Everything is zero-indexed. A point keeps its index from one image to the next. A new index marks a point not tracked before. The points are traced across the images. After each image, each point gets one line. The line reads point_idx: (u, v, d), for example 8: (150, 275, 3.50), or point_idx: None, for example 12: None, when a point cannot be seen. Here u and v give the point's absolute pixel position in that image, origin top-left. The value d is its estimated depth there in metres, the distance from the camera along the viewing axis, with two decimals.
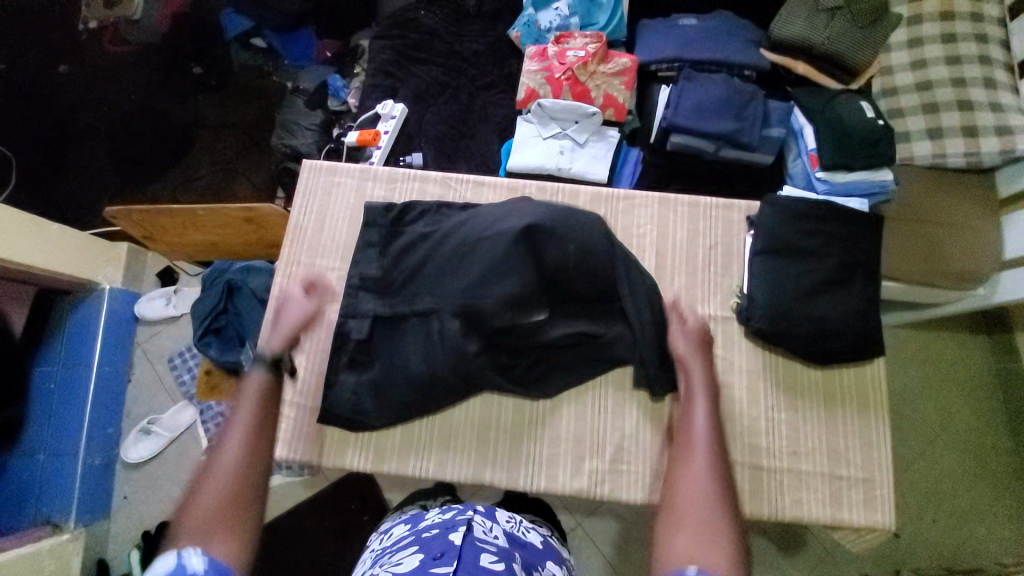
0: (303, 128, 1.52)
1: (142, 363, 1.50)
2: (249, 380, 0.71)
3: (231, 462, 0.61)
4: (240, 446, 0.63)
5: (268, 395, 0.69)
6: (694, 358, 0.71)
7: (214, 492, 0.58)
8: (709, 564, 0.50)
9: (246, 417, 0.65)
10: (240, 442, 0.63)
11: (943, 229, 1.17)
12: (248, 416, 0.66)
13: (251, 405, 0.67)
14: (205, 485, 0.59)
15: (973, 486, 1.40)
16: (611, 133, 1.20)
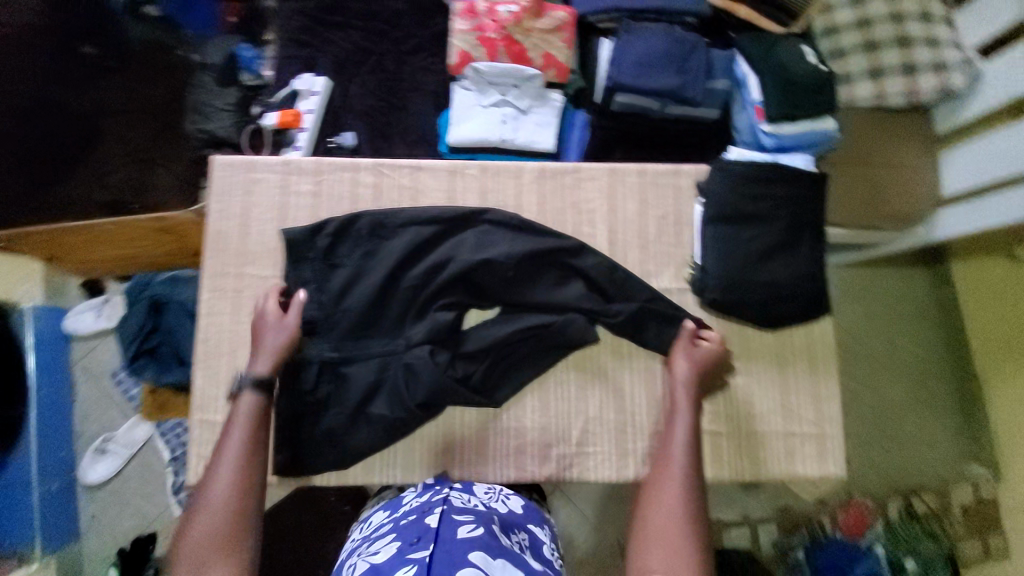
0: (218, 109, 1.38)
1: (85, 381, 1.38)
2: (238, 406, 0.72)
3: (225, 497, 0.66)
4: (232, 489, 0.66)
5: (258, 417, 0.72)
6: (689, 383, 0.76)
7: (215, 519, 0.64)
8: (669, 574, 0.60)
9: (238, 448, 0.69)
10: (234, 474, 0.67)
11: (886, 172, 1.19)
12: (240, 447, 0.69)
13: (241, 431, 0.70)
14: (204, 515, 0.64)
15: (913, 407, 1.51)
16: (554, 97, 1.13)
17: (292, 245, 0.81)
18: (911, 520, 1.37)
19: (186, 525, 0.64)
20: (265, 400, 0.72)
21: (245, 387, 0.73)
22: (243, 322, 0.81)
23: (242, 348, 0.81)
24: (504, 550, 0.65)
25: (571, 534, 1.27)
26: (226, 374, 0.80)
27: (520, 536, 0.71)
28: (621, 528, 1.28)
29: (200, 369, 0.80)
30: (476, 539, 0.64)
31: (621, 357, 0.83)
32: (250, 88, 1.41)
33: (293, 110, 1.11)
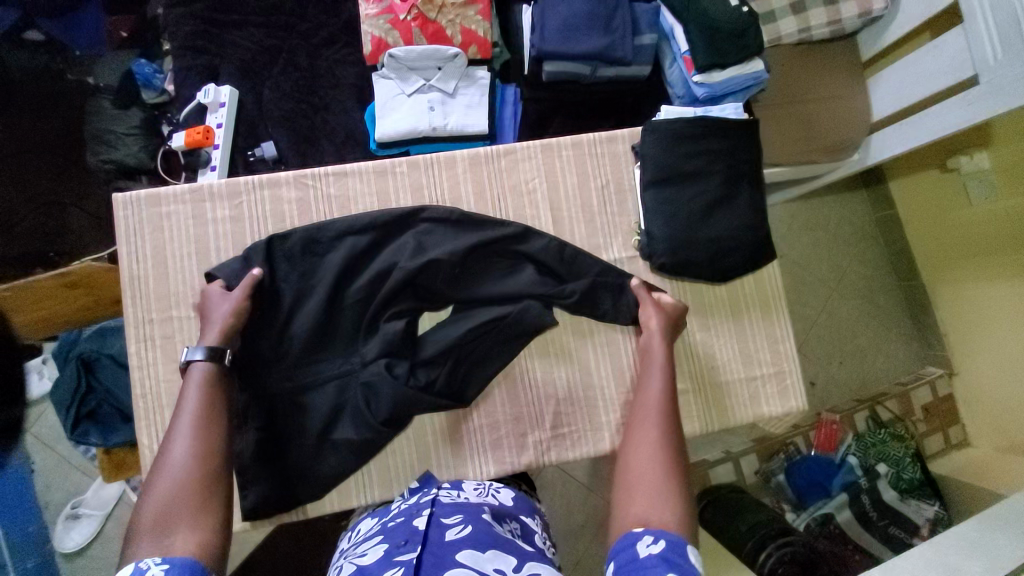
0: (122, 136, 1.25)
1: (40, 448, 1.30)
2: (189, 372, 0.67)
3: (187, 454, 0.60)
4: (194, 446, 0.61)
5: (214, 385, 0.67)
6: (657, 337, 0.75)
7: (179, 477, 0.59)
8: (652, 518, 0.57)
9: (194, 408, 0.64)
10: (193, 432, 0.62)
11: (817, 105, 1.20)
12: (196, 406, 0.64)
13: (196, 392, 0.65)
14: (166, 477, 0.59)
15: (869, 325, 1.59)
16: (480, 75, 1.08)
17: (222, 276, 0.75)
18: (878, 428, 1.45)
19: (142, 498, 0.57)
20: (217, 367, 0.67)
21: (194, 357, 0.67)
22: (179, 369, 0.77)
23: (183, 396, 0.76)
24: (495, 538, 0.64)
25: (566, 502, 1.30)
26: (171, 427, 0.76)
27: (512, 525, 0.71)
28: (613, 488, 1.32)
29: (143, 426, 0.76)
30: (467, 534, 0.63)
31: (580, 334, 0.83)
32: (153, 106, 1.30)
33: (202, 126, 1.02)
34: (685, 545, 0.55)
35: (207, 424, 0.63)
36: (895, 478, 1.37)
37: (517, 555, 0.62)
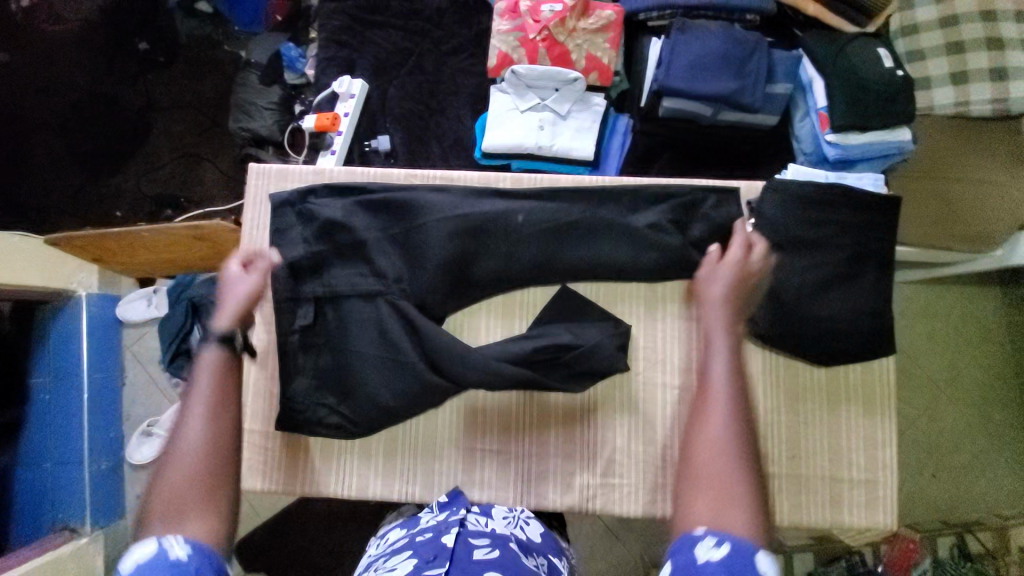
0: (260, 108, 1.38)
1: (134, 365, 1.51)
2: (201, 360, 0.64)
3: (198, 444, 0.59)
4: (199, 459, 0.58)
5: (228, 370, 0.64)
6: (725, 293, 0.65)
7: (186, 476, 0.57)
8: (722, 525, 0.50)
9: (203, 391, 0.62)
10: (207, 416, 0.60)
11: (965, 186, 1.07)
12: (206, 391, 0.62)
13: (207, 378, 0.63)
14: (172, 474, 0.57)
15: (975, 441, 1.39)
16: (596, 101, 1.07)
17: (322, 254, 0.79)
18: (962, 559, 1.25)
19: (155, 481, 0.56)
20: (226, 350, 0.65)
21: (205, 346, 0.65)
22: (267, 335, 0.82)
23: (270, 358, 0.81)
24: (521, 568, 0.66)
25: (590, 549, 1.25)
26: (254, 383, 0.81)
27: (539, 561, 0.71)
28: (643, 546, 1.25)
29: None
30: (495, 561, 0.65)
31: (656, 389, 0.79)
32: (293, 87, 1.40)
33: (331, 113, 1.10)
34: (750, 550, 0.49)
35: (215, 414, 0.61)
36: None
37: None
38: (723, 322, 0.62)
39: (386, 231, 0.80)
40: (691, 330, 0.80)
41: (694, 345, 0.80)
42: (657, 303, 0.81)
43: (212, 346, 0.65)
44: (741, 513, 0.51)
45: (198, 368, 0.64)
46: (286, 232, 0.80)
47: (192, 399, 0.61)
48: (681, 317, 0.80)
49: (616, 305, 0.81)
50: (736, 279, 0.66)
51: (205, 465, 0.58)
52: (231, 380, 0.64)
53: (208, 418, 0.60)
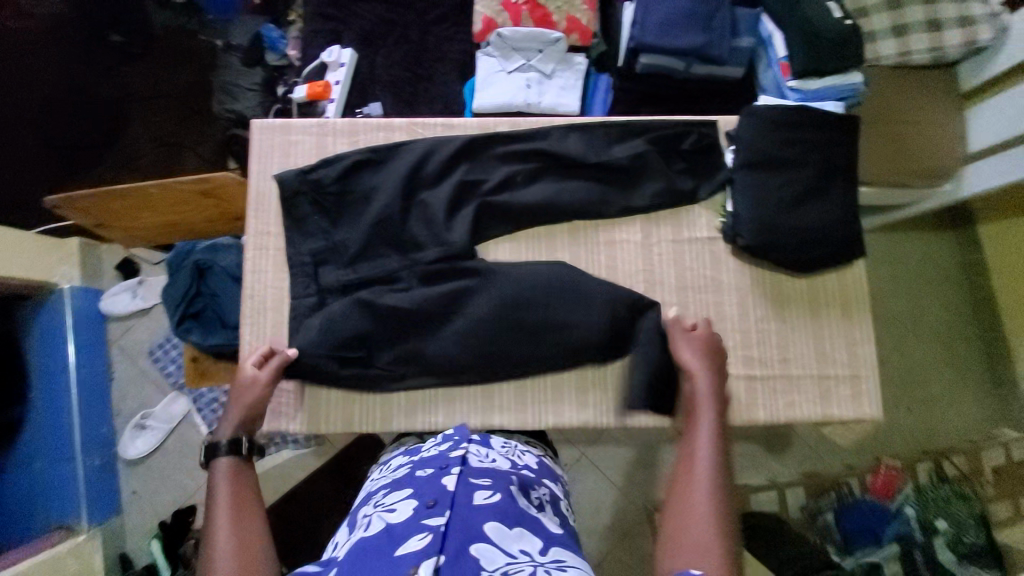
0: (244, 90, 1.39)
1: (122, 358, 1.44)
2: (214, 469, 0.68)
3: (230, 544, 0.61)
4: (236, 539, 0.62)
5: (241, 477, 0.68)
6: (700, 361, 0.73)
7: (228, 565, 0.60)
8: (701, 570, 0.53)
9: (226, 504, 0.65)
10: (234, 523, 0.63)
11: (912, 127, 1.17)
12: (227, 501, 0.65)
13: (227, 488, 0.67)
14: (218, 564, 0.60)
15: (942, 373, 1.48)
16: (577, 60, 1.13)
17: (337, 198, 0.83)
18: (941, 483, 1.31)
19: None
20: (239, 462, 0.69)
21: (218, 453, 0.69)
22: (284, 279, 0.84)
23: (285, 303, 0.83)
24: (522, 514, 0.64)
25: (597, 499, 1.30)
26: (272, 328, 0.83)
27: (538, 494, 0.72)
28: (646, 494, 1.32)
29: (247, 322, 0.83)
30: (496, 506, 0.63)
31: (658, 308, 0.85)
32: (274, 67, 1.43)
33: (322, 81, 1.13)
34: None
35: (240, 518, 0.64)
36: (954, 541, 1.21)
37: (542, 536, 0.63)
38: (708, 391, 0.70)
39: (392, 174, 0.84)
40: (685, 252, 0.86)
41: (688, 265, 0.86)
42: (653, 227, 0.87)
43: (226, 456, 0.69)
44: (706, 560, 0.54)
45: (214, 478, 0.68)
46: (294, 181, 0.83)
47: (216, 505, 0.65)
48: (675, 241, 0.86)
49: (616, 231, 0.86)
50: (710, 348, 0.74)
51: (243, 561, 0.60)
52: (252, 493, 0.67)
53: (235, 523, 0.63)
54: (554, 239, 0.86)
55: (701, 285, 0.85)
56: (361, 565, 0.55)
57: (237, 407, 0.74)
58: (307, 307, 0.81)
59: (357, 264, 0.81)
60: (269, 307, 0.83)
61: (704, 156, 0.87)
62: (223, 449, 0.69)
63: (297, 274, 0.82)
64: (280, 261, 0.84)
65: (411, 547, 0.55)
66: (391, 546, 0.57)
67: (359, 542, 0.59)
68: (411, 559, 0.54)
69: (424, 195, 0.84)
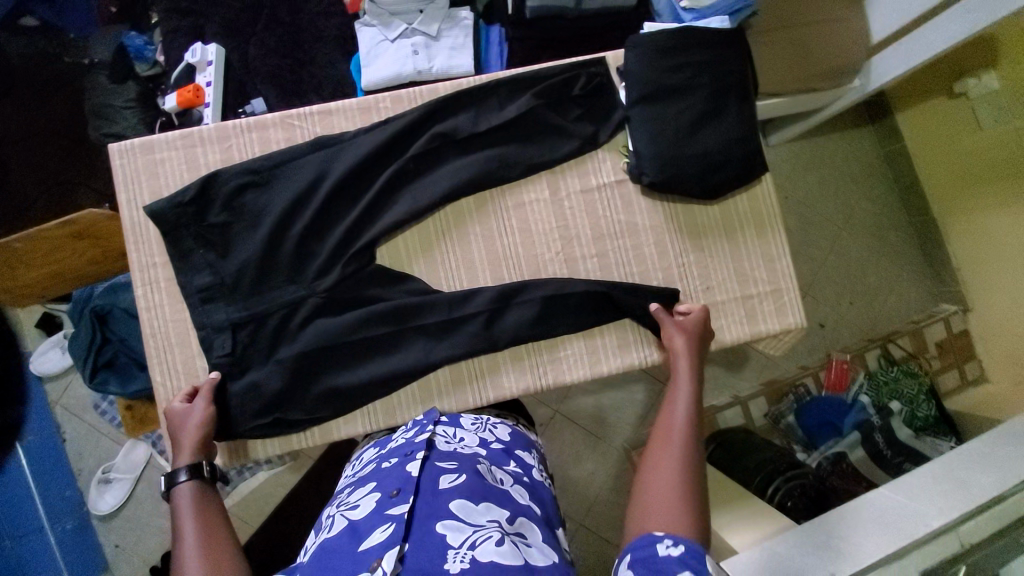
0: (120, 109, 1.19)
1: (68, 418, 1.35)
2: (176, 498, 0.65)
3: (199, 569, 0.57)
4: (204, 560, 0.58)
5: (205, 499, 0.66)
6: (684, 345, 0.74)
7: None
8: (673, 529, 0.54)
9: (190, 526, 0.62)
10: (202, 545, 0.60)
11: (813, 30, 1.11)
12: (192, 524, 0.62)
13: (190, 511, 0.64)
14: None
15: (880, 264, 1.52)
16: (463, 15, 1.07)
17: (222, 230, 0.77)
18: (890, 366, 1.39)
19: None
20: (203, 485, 0.67)
21: (178, 482, 0.66)
22: (183, 309, 0.79)
23: (191, 334, 0.79)
24: (491, 488, 0.61)
25: (576, 450, 1.34)
26: (182, 362, 0.79)
27: (510, 467, 0.69)
28: (620, 435, 1.36)
29: (157, 366, 0.79)
30: (460, 484, 0.59)
31: (577, 262, 0.84)
32: (148, 79, 1.24)
33: (191, 85, 1.02)
34: (704, 553, 0.52)
35: (209, 538, 0.61)
36: (910, 417, 1.30)
37: (510, 506, 0.59)
38: (688, 371, 0.72)
39: (276, 177, 0.79)
40: (596, 200, 0.85)
41: (602, 213, 0.85)
42: (559, 182, 0.85)
43: (186, 480, 0.66)
44: (675, 518, 0.55)
45: (177, 507, 0.64)
46: (172, 214, 0.76)
47: (182, 533, 0.61)
48: (584, 191, 0.85)
49: (523, 194, 0.84)
50: (688, 333, 0.76)
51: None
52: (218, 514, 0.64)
53: (203, 545, 0.60)
54: (459, 214, 0.84)
55: (616, 231, 0.84)
56: (324, 567, 0.52)
57: (185, 438, 0.70)
58: (216, 333, 0.77)
59: (258, 279, 0.76)
60: (174, 342, 0.80)
61: (597, 98, 0.84)
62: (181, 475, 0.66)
63: (196, 303, 0.77)
64: (176, 290, 0.80)
65: (374, 539, 0.53)
66: (354, 542, 0.54)
67: (322, 544, 0.56)
68: (376, 552, 0.51)
69: (316, 193, 0.79)
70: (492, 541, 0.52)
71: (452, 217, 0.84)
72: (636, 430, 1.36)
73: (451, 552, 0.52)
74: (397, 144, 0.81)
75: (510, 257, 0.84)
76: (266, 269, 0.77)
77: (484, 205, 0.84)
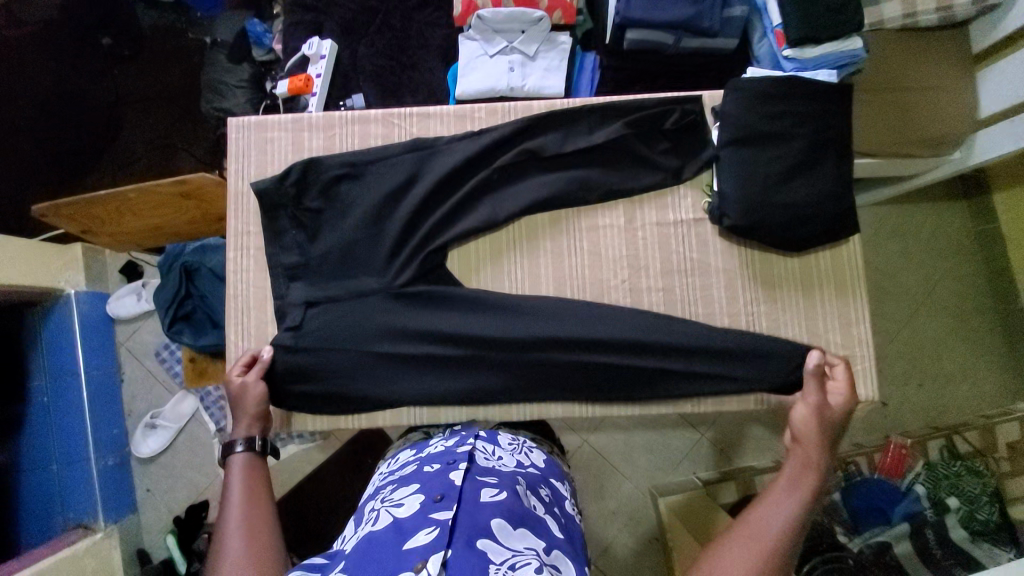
0: (232, 88, 1.29)
1: (130, 360, 1.44)
2: (230, 465, 0.70)
3: (238, 536, 0.61)
4: (244, 527, 0.63)
5: (253, 469, 0.70)
6: (815, 434, 0.71)
7: (235, 560, 0.59)
8: None
9: (237, 493, 0.67)
10: (244, 514, 0.64)
11: (919, 96, 1.07)
12: (238, 492, 0.67)
13: (240, 479, 0.68)
14: (225, 561, 0.59)
15: (956, 348, 1.41)
16: (562, 39, 1.10)
17: (315, 214, 0.82)
18: (953, 459, 1.26)
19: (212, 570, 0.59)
20: (253, 455, 0.71)
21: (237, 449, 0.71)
22: (266, 278, 0.85)
23: (268, 302, 0.84)
24: (529, 513, 0.60)
25: (601, 484, 1.31)
26: (256, 326, 0.84)
27: (543, 491, 0.68)
28: (647, 478, 1.31)
29: (233, 325, 0.84)
30: (501, 503, 0.59)
31: (642, 293, 0.84)
32: (262, 64, 1.32)
33: (303, 75, 1.12)
34: None
35: (251, 508, 0.65)
36: (967, 516, 1.16)
37: (546, 535, 0.59)
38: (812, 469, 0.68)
39: (373, 173, 0.83)
40: (671, 235, 0.84)
41: (675, 249, 0.84)
42: (637, 211, 0.85)
43: (238, 450, 0.71)
44: None
45: (230, 473, 0.69)
46: (274, 192, 0.81)
47: (229, 497, 0.66)
48: (660, 224, 0.84)
49: (599, 218, 0.85)
50: (824, 416, 0.71)
51: (251, 547, 0.61)
52: (263, 487, 0.69)
53: (244, 513, 0.64)
54: (534, 229, 0.85)
55: (688, 268, 0.83)
56: (369, 559, 0.52)
57: (247, 407, 0.75)
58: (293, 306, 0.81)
59: (341, 267, 0.80)
60: (251, 307, 0.85)
61: (688, 134, 0.83)
62: (236, 446, 0.70)
63: (280, 278, 0.81)
64: (262, 260, 0.85)
65: (418, 541, 0.52)
66: (399, 540, 0.54)
67: (367, 535, 0.56)
68: (420, 552, 0.51)
69: (406, 190, 0.83)
70: (532, 568, 0.51)
71: (527, 232, 0.85)
72: (663, 476, 1.31)
73: (493, 567, 0.51)
74: (488, 155, 0.84)
75: (576, 279, 0.85)
76: (346, 253, 0.81)
77: (560, 225, 0.85)
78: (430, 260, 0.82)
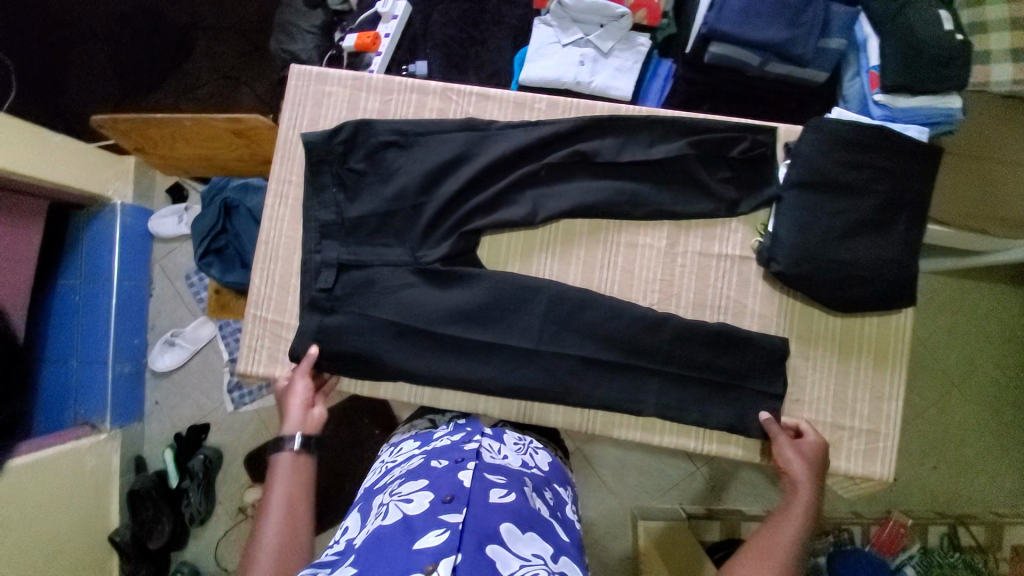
0: (302, 31, 1.26)
1: (162, 280, 1.49)
2: (275, 463, 0.69)
3: (275, 541, 0.61)
4: (282, 531, 0.63)
5: (299, 468, 0.69)
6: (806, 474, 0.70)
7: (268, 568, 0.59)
8: None
9: (281, 494, 0.66)
10: (284, 517, 0.64)
11: (1011, 170, 0.98)
12: (280, 493, 0.66)
13: (284, 480, 0.68)
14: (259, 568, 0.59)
15: (983, 439, 1.33)
16: (640, 41, 1.04)
17: (358, 176, 0.81)
18: (951, 550, 1.22)
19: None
20: (301, 452, 0.70)
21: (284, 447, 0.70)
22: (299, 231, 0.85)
23: (296, 254, 0.85)
24: (535, 516, 0.60)
25: (584, 495, 1.29)
26: (281, 275, 0.85)
27: (548, 495, 0.68)
28: (632, 499, 1.29)
29: (259, 270, 0.85)
30: (511, 507, 0.58)
31: None
32: (335, 12, 1.29)
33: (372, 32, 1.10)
34: None
35: (292, 511, 0.65)
36: None
37: (556, 542, 0.58)
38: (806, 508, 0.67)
39: (421, 145, 0.82)
40: (710, 267, 0.80)
41: (712, 283, 0.81)
42: (681, 236, 0.81)
43: (286, 448, 0.69)
44: None
45: (275, 472, 0.69)
46: (322, 147, 0.80)
47: (271, 497, 0.66)
48: (702, 254, 0.80)
49: (639, 236, 0.82)
50: (810, 456, 0.71)
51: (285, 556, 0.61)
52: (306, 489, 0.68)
53: (282, 516, 0.64)
54: (572, 234, 0.83)
55: (722, 305, 0.80)
56: (378, 557, 0.51)
57: (293, 404, 0.75)
58: (318, 262, 0.80)
59: (372, 232, 0.80)
60: (278, 256, 0.85)
61: (751, 166, 0.79)
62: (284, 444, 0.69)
63: (311, 233, 0.81)
64: (298, 212, 0.85)
65: (429, 541, 0.52)
66: (408, 538, 0.53)
67: (377, 531, 0.56)
68: (431, 554, 0.50)
69: (451, 170, 0.81)
70: None
71: (563, 235, 0.83)
72: (648, 500, 1.29)
73: None
74: (541, 149, 0.81)
75: (604, 292, 0.82)
76: (381, 222, 0.80)
77: (599, 235, 0.82)
78: (460, 244, 0.80)
